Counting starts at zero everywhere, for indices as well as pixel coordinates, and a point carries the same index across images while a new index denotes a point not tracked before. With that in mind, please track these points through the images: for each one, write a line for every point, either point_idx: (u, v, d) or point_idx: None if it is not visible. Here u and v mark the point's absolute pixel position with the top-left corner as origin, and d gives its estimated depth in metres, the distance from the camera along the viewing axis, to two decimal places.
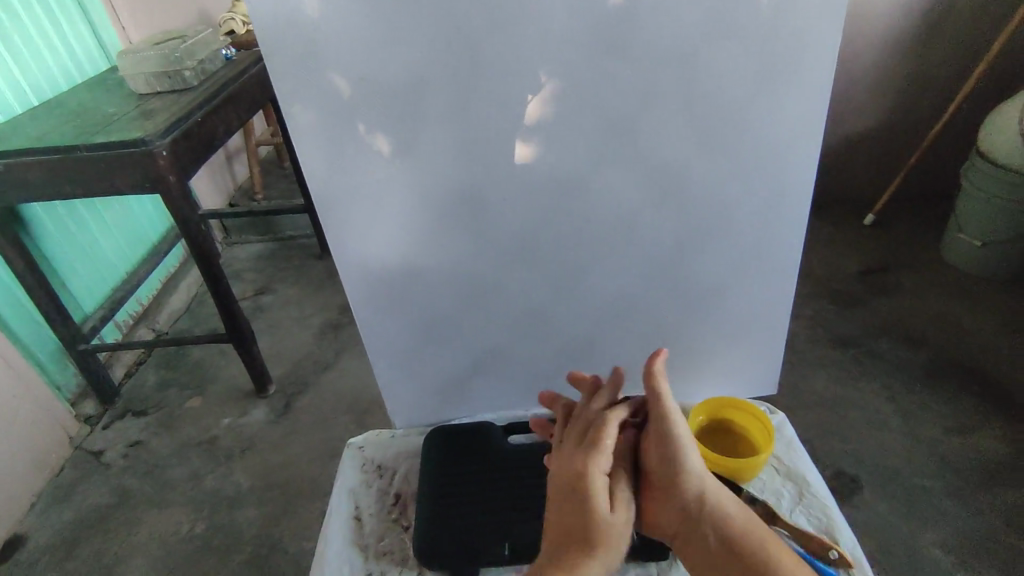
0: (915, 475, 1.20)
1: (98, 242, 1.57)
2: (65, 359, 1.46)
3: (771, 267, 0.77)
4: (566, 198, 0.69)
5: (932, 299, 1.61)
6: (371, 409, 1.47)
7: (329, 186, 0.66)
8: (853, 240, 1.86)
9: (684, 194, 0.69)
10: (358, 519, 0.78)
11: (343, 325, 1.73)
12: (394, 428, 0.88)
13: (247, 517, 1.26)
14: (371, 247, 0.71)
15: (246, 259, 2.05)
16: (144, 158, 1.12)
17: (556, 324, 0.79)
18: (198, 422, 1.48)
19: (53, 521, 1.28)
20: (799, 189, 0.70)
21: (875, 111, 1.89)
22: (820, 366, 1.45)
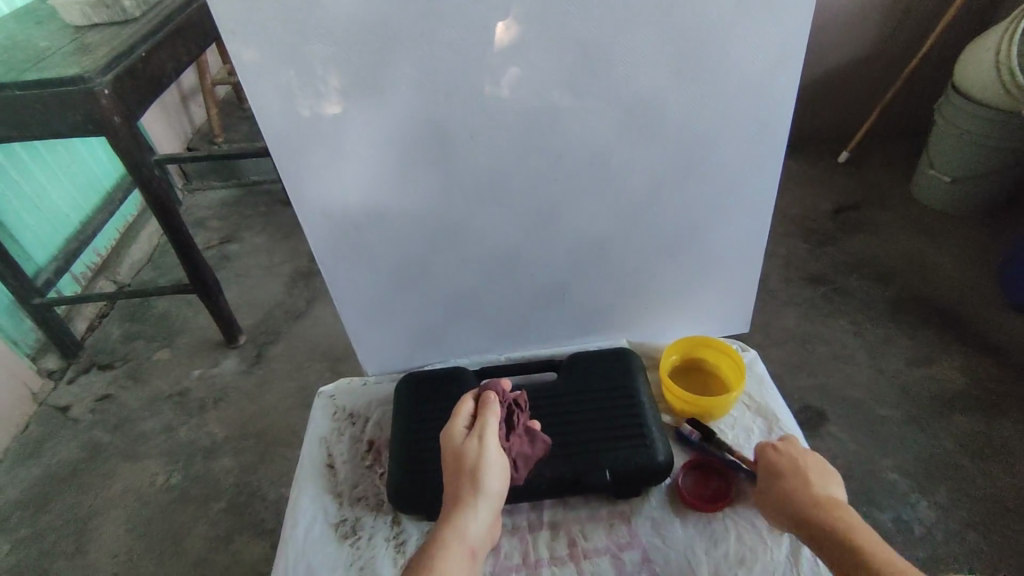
0: (878, 406, 1.24)
1: (45, 191, 1.48)
2: (21, 313, 1.41)
3: (747, 205, 0.75)
4: (537, 134, 0.65)
5: (902, 236, 1.63)
6: (345, 357, 1.45)
7: (283, 125, 0.62)
8: (828, 178, 1.85)
9: (659, 128, 0.67)
10: (331, 467, 0.77)
11: (314, 272, 1.69)
12: (365, 376, 0.87)
13: (224, 466, 1.25)
14: (332, 190, 0.67)
15: (208, 206, 1.97)
16: (84, 98, 1.04)
17: (529, 267, 0.78)
18: (167, 374, 1.45)
19: (23, 477, 1.26)
20: (778, 121, 0.68)
21: (856, 45, 1.84)
22: (791, 303, 1.47)
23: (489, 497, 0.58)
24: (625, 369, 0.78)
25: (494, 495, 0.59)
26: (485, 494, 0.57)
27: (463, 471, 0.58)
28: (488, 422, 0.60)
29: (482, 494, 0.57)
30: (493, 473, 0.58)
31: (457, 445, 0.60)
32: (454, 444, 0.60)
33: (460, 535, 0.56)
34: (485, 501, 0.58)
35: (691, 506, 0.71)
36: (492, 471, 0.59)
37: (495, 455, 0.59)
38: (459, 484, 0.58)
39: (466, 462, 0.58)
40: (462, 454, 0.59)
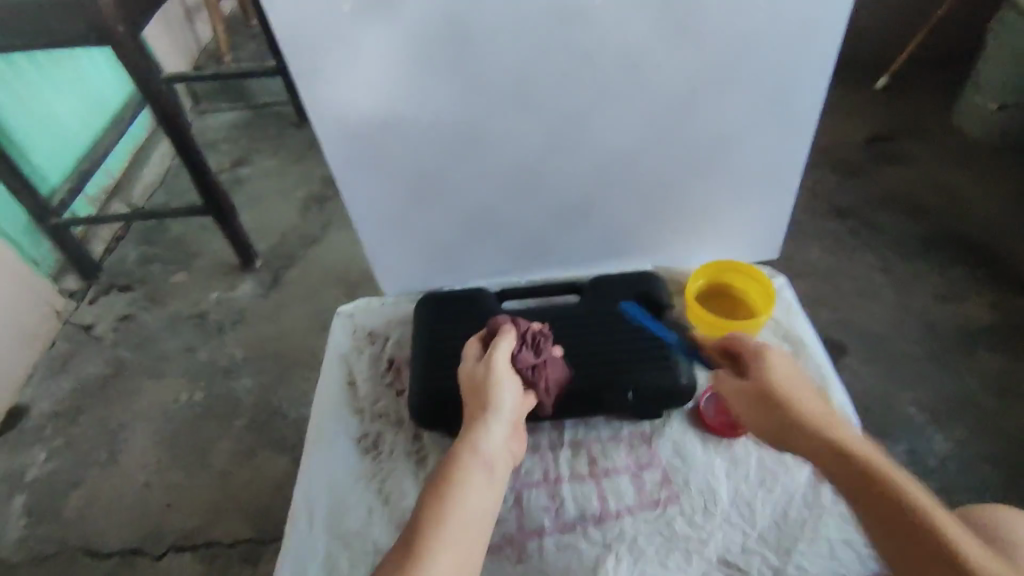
0: (900, 340, 1.22)
1: (53, 108, 1.44)
2: (38, 233, 1.41)
3: (788, 119, 0.71)
4: (567, 34, 0.61)
5: (939, 167, 1.56)
6: (361, 283, 1.45)
7: (296, 23, 0.58)
8: (864, 104, 1.76)
9: (699, 30, 0.61)
10: (351, 384, 0.78)
11: (328, 197, 1.66)
12: (384, 296, 0.86)
13: (246, 386, 1.28)
14: (348, 95, 0.64)
15: (219, 128, 1.92)
16: (86, 4, 0.99)
17: (553, 183, 0.74)
18: (186, 297, 1.46)
19: (52, 391, 1.30)
20: (830, 23, 0.62)
21: None
22: (817, 235, 1.43)
23: (503, 411, 0.61)
24: (652, 293, 0.77)
25: (508, 412, 0.61)
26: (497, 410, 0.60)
27: (475, 392, 0.62)
28: (498, 346, 0.63)
29: (493, 407, 0.60)
30: (502, 389, 0.61)
31: (470, 371, 0.64)
32: (467, 367, 0.64)
33: (476, 445, 0.58)
34: (498, 415, 0.60)
35: (712, 430, 0.71)
36: (503, 387, 0.62)
37: (505, 373, 0.62)
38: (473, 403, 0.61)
39: (477, 382, 0.62)
40: (474, 376, 0.63)
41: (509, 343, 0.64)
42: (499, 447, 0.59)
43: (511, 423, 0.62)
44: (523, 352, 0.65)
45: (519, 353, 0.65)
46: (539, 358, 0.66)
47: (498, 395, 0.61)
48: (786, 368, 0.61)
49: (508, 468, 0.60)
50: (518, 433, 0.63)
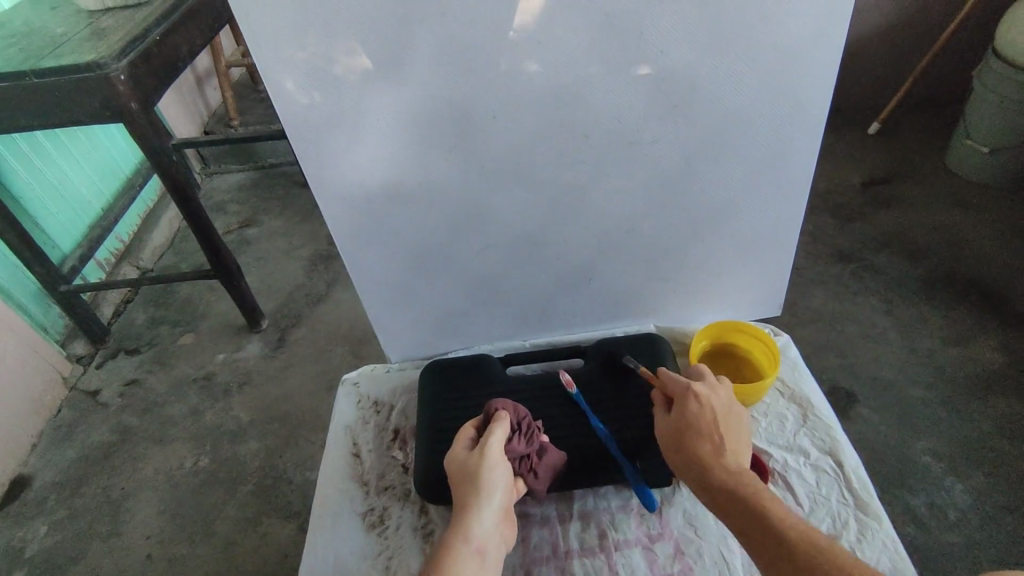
0: (910, 386, 1.21)
1: (67, 178, 1.48)
2: (49, 301, 1.43)
3: (783, 181, 0.72)
4: (563, 111, 0.63)
5: (937, 210, 1.57)
6: (367, 339, 1.46)
7: (300, 110, 0.60)
8: (858, 150, 1.79)
9: (691, 103, 0.63)
10: (357, 455, 0.77)
11: (333, 255, 1.68)
12: (389, 363, 0.86)
13: (251, 450, 1.27)
14: (351, 174, 0.65)
15: (227, 190, 1.97)
16: (101, 84, 1.03)
17: (554, 250, 0.76)
18: (192, 359, 1.47)
19: (56, 460, 1.29)
20: (817, 93, 0.64)
21: (887, 10, 1.76)
22: (819, 282, 1.43)
23: (495, 502, 0.59)
24: (656, 354, 0.78)
25: (500, 497, 0.60)
26: (490, 501, 0.59)
27: (467, 478, 0.60)
28: (492, 432, 0.62)
29: (484, 494, 0.59)
30: (494, 481, 0.60)
31: (461, 457, 0.62)
32: (458, 455, 0.62)
33: (468, 536, 0.57)
34: (491, 502, 0.59)
35: None
36: (495, 473, 0.60)
37: (496, 459, 0.61)
38: (464, 489, 0.60)
39: (469, 471, 0.60)
40: (466, 462, 0.61)
41: (503, 432, 0.63)
42: (490, 535, 0.58)
43: (502, 509, 0.60)
44: (514, 441, 0.64)
45: (509, 442, 0.63)
46: (529, 448, 0.65)
47: (490, 481, 0.59)
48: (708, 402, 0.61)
49: (499, 557, 0.58)
50: (509, 517, 0.62)
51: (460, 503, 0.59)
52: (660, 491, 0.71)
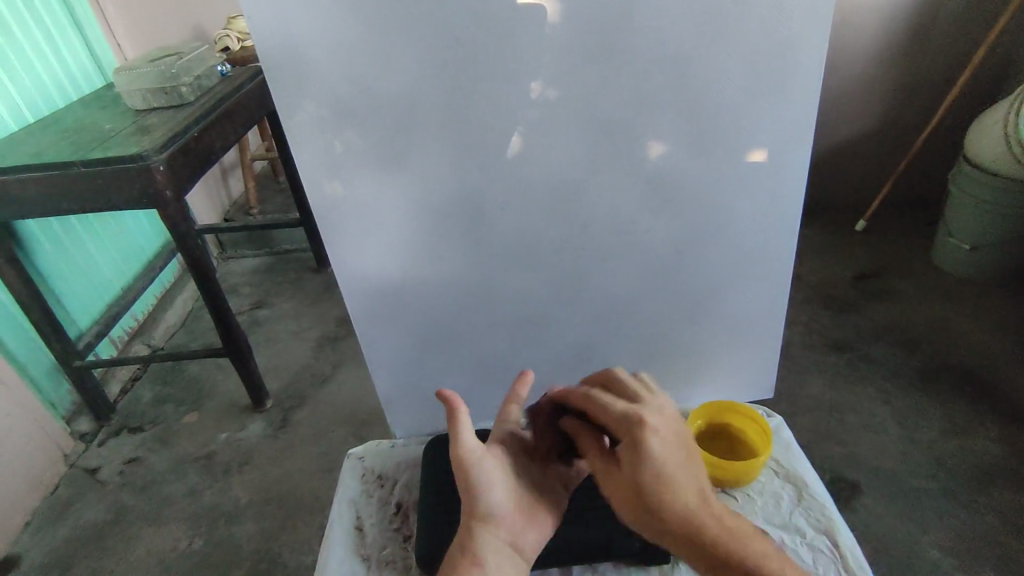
0: (911, 476, 1.21)
1: (93, 258, 1.57)
2: (60, 376, 1.46)
3: (767, 269, 0.78)
4: (564, 204, 0.70)
5: (925, 302, 1.63)
6: (369, 420, 1.47)
7: (329, 201, 0.67)
8: (845, 245, 1.88)
9: (680, 197, 0.71)
10: (359, 529, 0.78)
11: (341, 337, 1.73)
12: (394, 439, 0.88)
13: (248, 532, 1.25)
14: (369, 259, 0.72)
15: (242, 273, 2.06)
16: (141, 173, 1.13)
17: (554, 332, 0.80)
18: (195, 438, 1.47)
19: (47, 540, 1.26)
20: (791, 190, 0.72)
21: (863, 120, 1.92)
22: (815, 371, 1.46)
23: (492, 511, 0.59)
24: None
25: (507, 516, 0.60)
26: (486, 516, 0.59)
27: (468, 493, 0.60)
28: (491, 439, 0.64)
29: (494, 497, 0.60)
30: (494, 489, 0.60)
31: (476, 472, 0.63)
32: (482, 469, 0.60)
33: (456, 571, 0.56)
34: (497, 525, 0.59)
35: None
36: (491, 491, 0.60)
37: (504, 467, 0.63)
38: (472, 502, 0.59)
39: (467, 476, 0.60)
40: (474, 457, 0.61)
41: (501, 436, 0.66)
42: (495, 549, 0.58)
43: (508, 522, 0.60)
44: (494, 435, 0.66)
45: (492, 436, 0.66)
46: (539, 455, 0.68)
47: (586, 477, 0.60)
48: (665, 425, 0.57)
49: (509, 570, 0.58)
50: (533, 515, 0.62)
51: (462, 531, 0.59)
52: (658, 568, 0.71)
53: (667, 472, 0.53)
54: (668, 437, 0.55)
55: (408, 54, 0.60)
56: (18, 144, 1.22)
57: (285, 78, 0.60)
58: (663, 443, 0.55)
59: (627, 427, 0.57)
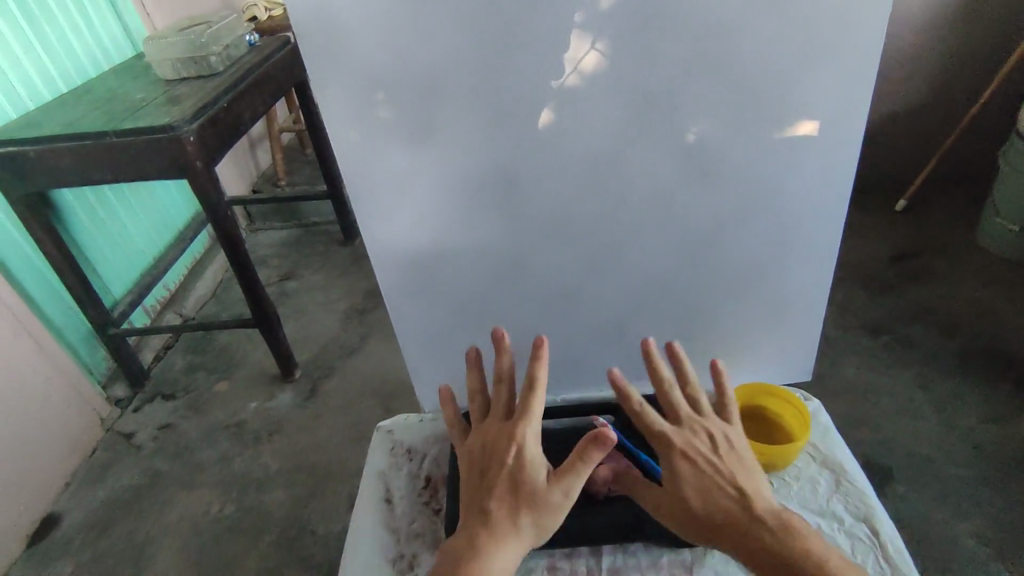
0: (948, 463, 1.18)
1: (126, 228, 1.59)
2: (95, 342, 1.50)
3: (811, 247, 0.75)
4: (601, 178, 0.67)
5: (968, 285, 1.57)
6: (396, 392, 1.48)
7: (361, 171, 0.66)
8: (884, 225, 1.82)
9: (723, 171, 0.68)
10: (388, 502, 0.78)
11: (368, 310, 1.74)
12: (423, 412, 0.88)
13: (278, 499, 1.27)
14: (401, 232, 0.71)
15: (270, 244, 2.08)
16: (172, 143, 1.13)
17: (587, 309, 0.79)
18: (225, 406, 1.50)
19: (87, 500, 1.31)
20: (840, 164, 0.68)
21: (909, 94, 1.84)
22: (850, 354, 1.42)
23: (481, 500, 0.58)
24: None
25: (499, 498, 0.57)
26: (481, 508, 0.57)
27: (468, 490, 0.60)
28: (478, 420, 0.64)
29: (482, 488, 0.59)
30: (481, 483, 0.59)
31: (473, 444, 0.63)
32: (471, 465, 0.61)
33: (467, 556, 0.54)
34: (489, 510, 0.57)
35: None
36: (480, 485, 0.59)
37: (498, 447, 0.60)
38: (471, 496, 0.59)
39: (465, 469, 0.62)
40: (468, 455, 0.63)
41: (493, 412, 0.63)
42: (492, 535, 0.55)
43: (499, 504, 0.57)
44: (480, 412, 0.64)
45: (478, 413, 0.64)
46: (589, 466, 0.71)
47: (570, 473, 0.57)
48: (711, 444, 0.60)
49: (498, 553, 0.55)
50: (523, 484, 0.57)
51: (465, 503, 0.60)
52: (690, 551, 0.69)
53: (698, 501, 0.58)
54: (704, 462, 0.59)
55: (444, 18, 0.58)
56: (53, 115, 1.23)
57: (318, 43, 0.58)
58: (711, 464, 0.59)
59: (673, 450, 0.60)
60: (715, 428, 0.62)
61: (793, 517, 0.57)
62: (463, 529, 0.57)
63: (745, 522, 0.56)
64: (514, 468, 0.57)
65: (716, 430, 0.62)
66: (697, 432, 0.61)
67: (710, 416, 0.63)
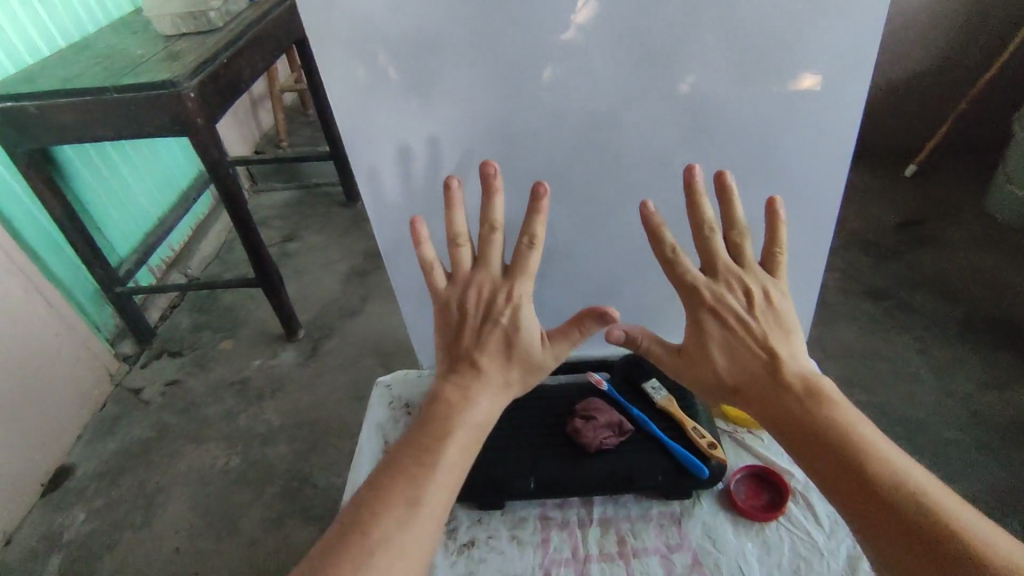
0: (942, 426, 1.19)
1: (130, 187, 1.59)
2: (103, 300, 1.51)
3: (812, 211, 0.74)
4: (599, 134, 0.67)
5: (973, 252, 1.56)
6: (397, 352, 1.50)
7: (357, 126, 0.65)
8: (892, 191, 1.79)
9: (723, 128, 0.67)
10: (387, 453, 0.80)
11: (370, 271, 1.75)
12: (421, 368, 0.90)
13: (282, 453, 1.30)
14: (397, 187, 0.70)
15: (273, 205, 2.07)
16: (172, 99, 1.12)
17: (584, 268, 0.79)
18: (230, 363, 1.53)
19: (98, 452, 1.34)
20: (843, 126, 0.66)
21: (924, 56, 1.79)
22: (850, 319, 1.42)
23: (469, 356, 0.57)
24: None
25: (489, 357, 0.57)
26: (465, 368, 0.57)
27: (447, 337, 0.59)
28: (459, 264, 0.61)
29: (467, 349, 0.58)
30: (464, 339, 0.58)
31: (455, 295, 0.60)
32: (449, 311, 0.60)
33: (458, 409, 0.54)
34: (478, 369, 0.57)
35: (743, 513, 0.68)
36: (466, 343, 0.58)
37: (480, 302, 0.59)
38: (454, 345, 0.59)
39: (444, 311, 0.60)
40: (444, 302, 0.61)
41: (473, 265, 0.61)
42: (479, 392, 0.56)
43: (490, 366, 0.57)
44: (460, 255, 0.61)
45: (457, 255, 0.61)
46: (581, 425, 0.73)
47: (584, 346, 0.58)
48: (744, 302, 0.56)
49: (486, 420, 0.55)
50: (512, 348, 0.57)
51: (444, 356, 0.59)
52: (679, 503, 0.70)
53: (723, 360, 0.56)
54: (735, 322, 0.56)
55: None
56: (52, 69, 1.22)
57: None
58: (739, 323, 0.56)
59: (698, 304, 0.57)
60: (754, 283, 0.57)
61: (825, 381, 0.53)
62: (448, 381, 0.56)
63: (763, 383, 0.54)
64: (509, 327, 0.58)
65: (754, 286, 0.57)
66: (733, 285, 0.57)
67: (753, 268, 0.58)
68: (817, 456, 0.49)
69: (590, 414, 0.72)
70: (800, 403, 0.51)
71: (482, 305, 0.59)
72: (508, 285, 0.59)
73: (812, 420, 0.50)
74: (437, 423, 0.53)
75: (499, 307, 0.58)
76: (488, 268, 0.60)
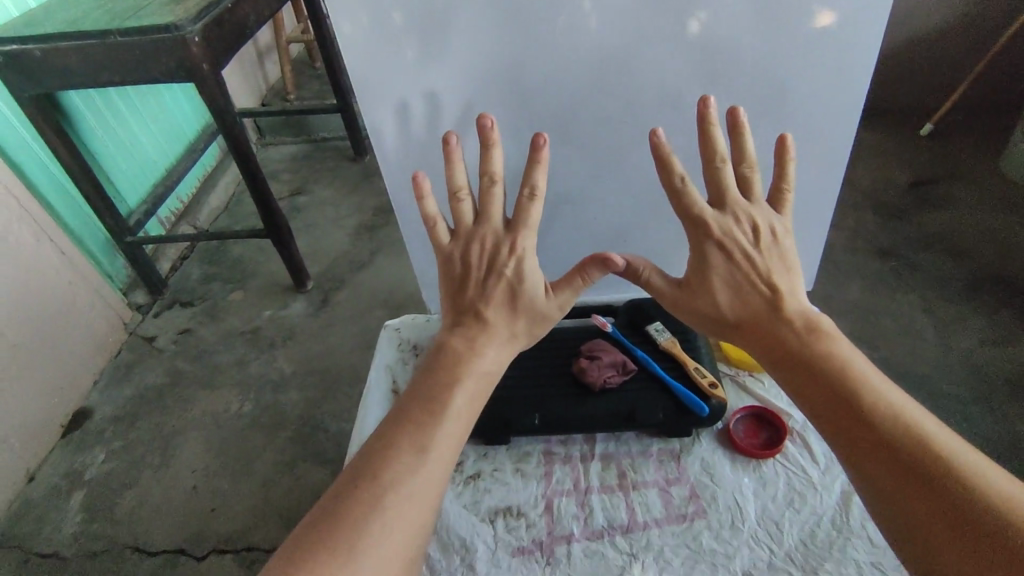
0: (943, 381, 1.20)
1: (137, 137, 1.59)
2: (114, 251, 1.53)
3: (822, 157, 0.73)
4: (610, 76, 0.66)
5: (985, 212, 1.54)
6: (405, 305, 1.52)
7: (366, 66, 0.64)
8: (907, 149, 1.77)
9: (736, 71, 0.66)
10: (396, 393, 0.83)
11: (378, 226, 1.75)
12: (429, 313, 0.91)
13: (293, 400, 1.34)
14: (406, 130, 0.70)
15: (281, 159, 2.07)
16: (177, 44, 1.11)
17: (591, 214, 0.79)
18: (241, 314, 1.55)
19: (115, 396, 1.38)
20: (859, 67, 0.65)
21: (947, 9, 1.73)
22: (857, 276, 1.42)
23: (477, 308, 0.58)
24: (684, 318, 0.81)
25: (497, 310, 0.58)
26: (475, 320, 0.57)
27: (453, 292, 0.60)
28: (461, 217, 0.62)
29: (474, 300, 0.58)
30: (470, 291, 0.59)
31: (457, 249, 0.61)
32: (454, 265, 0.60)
33: (467, 358, 0.55)
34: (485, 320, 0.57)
35: (741, 451, 0.70)
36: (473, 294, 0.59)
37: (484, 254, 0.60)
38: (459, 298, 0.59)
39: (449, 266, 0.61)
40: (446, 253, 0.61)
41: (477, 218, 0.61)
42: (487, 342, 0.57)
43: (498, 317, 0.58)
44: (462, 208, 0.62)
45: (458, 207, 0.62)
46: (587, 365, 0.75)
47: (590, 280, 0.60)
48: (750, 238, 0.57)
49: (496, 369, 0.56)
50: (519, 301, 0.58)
51: (450, 307, 0.60)
52: (679, 441, 0.73)
53: (725, 294, 0.56)
54: (741, 258, 0.56)
55: None
56: (56, 13, 1.20)
57: None
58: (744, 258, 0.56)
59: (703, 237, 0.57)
60: (760, 217, 0.57)
61: (824, 319, 0.54)
62: (454, 334, 0.57)
63: (764, 317, 0.55)
64: (513, 278, 0.58)
65: (761, 221, 0.57)
66: (740, 221, 0.57)
67: (758, 203, 0.59)
68: (815, 388, 0.51)
69: (594, 355, 0.74)
70: (802, 340, 0.53)
71: (485, 258, 0.59)
72: (511, 239, 0.59)
73: (809, 353, 0.52)
74: (441, 373, 0.54)
75: (502, 260, 0.59)
76: (490, 222, 0.61)
